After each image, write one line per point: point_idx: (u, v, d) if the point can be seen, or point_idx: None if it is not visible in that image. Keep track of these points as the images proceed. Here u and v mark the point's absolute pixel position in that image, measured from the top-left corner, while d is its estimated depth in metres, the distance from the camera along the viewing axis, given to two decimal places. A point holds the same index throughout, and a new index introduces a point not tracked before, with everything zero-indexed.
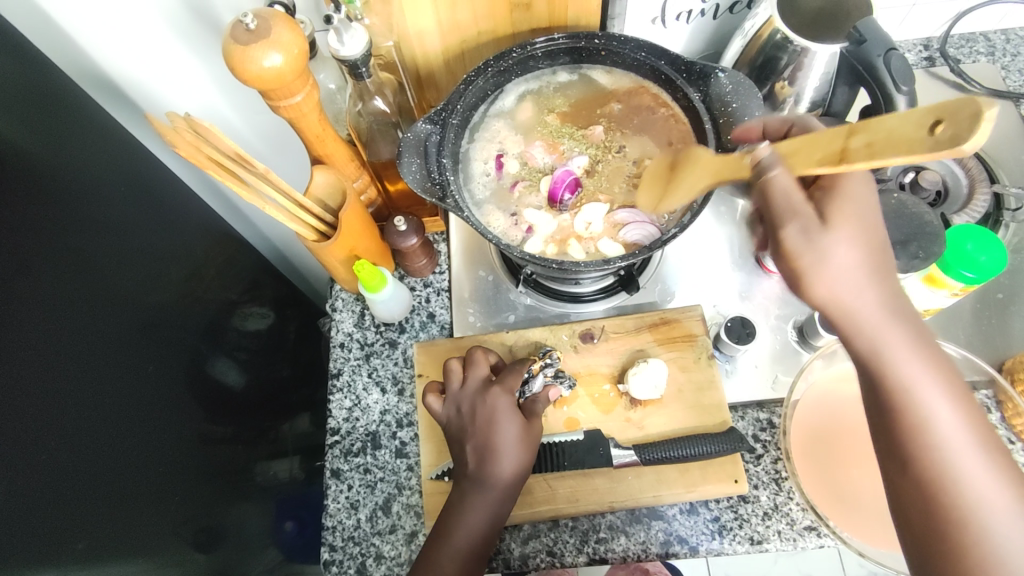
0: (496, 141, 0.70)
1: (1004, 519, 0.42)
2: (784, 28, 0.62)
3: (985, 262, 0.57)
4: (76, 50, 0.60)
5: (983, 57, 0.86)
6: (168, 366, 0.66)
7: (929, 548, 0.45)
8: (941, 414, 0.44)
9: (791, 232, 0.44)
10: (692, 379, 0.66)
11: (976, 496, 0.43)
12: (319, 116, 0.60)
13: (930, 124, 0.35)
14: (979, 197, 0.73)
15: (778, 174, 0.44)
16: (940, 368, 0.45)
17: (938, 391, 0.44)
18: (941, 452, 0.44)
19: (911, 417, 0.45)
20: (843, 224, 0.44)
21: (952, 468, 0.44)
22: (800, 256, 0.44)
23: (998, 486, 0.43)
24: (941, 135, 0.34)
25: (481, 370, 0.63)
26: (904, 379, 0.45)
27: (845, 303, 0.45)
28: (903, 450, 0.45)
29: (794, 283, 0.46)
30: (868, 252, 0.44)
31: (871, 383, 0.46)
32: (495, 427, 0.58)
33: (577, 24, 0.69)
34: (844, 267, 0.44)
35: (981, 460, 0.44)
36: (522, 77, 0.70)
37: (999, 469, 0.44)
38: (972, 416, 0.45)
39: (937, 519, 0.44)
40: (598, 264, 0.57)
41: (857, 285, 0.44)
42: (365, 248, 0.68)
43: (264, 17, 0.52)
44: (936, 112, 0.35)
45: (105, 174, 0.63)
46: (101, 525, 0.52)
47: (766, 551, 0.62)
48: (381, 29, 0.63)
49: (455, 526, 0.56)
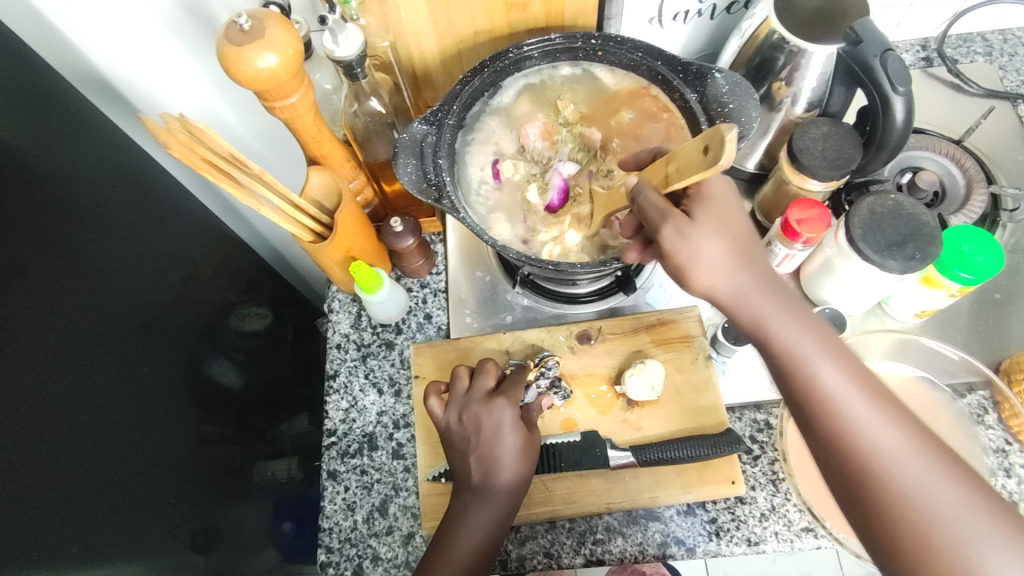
0: (493, 143, 0.69)
1: (904, 459, 0.43)
2: (779, 29, 0.62)
3: (982, 263, 0.58)
4: (74, 54, 0.60)
5: (980, 57, 0.86)
6: (164, 367, 0.65)
7: (852, 501, 0.44)
8: (823, 368, 0.46)
9: (666, 235, 0.49)
10: (689, 380, 0.66)
11: (875, 443, 0.43)
12: (315, 116, 0.60)
13: (702, 151, 0.46)
14: (976, 198, 0.73)
15: (644, 190, 0.50)
16: (815, 330, 0.47)
17: (818, 350, 0.46)
18: (833, 404, 0.45)
19: (800, 377, 0.46)
20: (706, 220, 0.50)
21: (845, 417, 0.44)
22: (676, 253, 0.49)
23: (894, 429, 0.44)
24: (709, 155, 0.45)
25: (489, 379, 0.62)
26: (784, 343, 0.47)
27: (722, 284, 0.49)
28: (801, 410, 0.46)
29: (679, 277, 0.50)
30: (731, 244, 0.49)
31: (763, 350, 0.49)
32: (496, 431, 0.58)
33: (574, 25, 0.69)
34: (710, 249, 0.49)
35: (870, 407, 0.44)
36: (521, 72, 0.69)
37: (891, 414, 0.44)
38: (857, 368, 0.46)
39: (845, 471, 0.44)
40: (595, 265, 0.57)
41: (725, 263, 0.49)
42: (361, 248, 0.68)
43: (258, 18, 0.52)
44: (705, 141, 0.46)
45: (100, 174, 0.62)
46: (94, 527, 0.52)
47: (763, 552, 0.62)
48: (377, 29, 0.63)
49: (456, 530, 0.56)
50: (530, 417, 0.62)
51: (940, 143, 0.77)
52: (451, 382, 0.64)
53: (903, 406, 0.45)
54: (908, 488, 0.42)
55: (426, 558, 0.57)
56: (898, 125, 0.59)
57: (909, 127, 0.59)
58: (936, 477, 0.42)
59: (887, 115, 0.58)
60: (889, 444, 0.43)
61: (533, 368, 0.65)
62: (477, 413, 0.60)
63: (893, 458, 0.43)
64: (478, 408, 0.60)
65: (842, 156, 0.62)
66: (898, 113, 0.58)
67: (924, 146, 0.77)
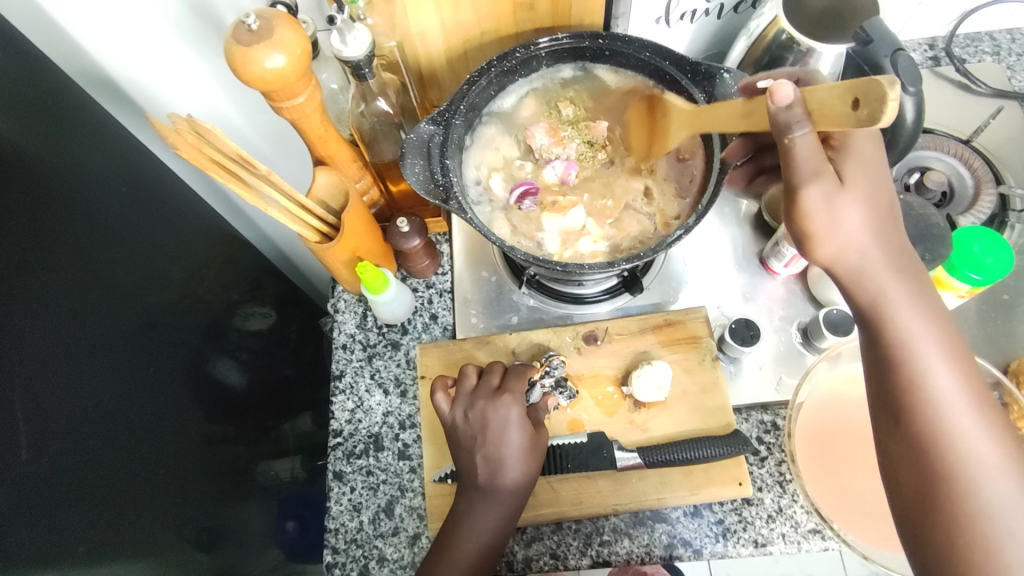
0: (493, 148, 0.70)
1: (997, 475, 0.44)
2: (789, 28, 0.61)
3: (991, 264, 0.57)
4: (76, 54, 0.60)
5: (988, 57, 0.85)
6: (168, 367, 0.65)
7: (922, 497, 0.46)
8: (937, 367, 0.46)
9: (812, 193, 0.44)
10: (696, 381, 0.66)
11: (970, 452, 0.45)
12: (322, 116, 0.60)
13: (849, 104, 0.38)
14: (984, 198, 0.73)
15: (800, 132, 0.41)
16: (939, 328, 0.47)
17: (936, 349, 0.46)
18: (936, 402, 0.46)
19: (908, 369, 0.46)
20: (858, 185, 0.46)
21: (947, 418, 0.45)
22: (817, 217, 0.45)
23: (992, 444, 0.45)
24: (858, 114, 0.37)
25: (496, 377, 0.62)
26: (904, 331, 0.47)
27: (851, 260, 0.47)
28: (902, 402, 0.47)
29: (803, 244, 0.48)
30: (876, 213, 0.46)
31: (872, 335, 0.48)
32: (504, 432, 0.58)
33: (582, 25, 0.69)
34: (857, 218, 0.45)
35: (976, 417, 0.45)
36: (527, 77, 0.70)
37: (991, 429, 0.45)
38: (970, 375, 0.46)
39: (932, 470, 0.45)
40: (604, 265, 0.57)
41: (869, 236, 0.46)
42: (367, 248, 0.67)
43: (266, 18, 0.51)
44: (851, 90, 0.38)
45: (105, 174, 0.62)
46: (100, 527, 0.52)
47: (770, 554, 0.62)
48: (384, 29, 0.63)
49: (462, 530, 0.56)
50: (536, 417, 0.62)
51: (947, 143, 0.77)
52: (458, 379, 0.64)
53: (1002, 424, 0.46)
54: (991, 501, 0.44)
55: (430, 557, 0.57)
56: (908, 125, 0.59)
57: (919, 126, 0.59)
58: (1015, 496, 0.44)
59: (897, 115, 0.58)
60: (983, 457, 0.44)
61: (539, 366, 0.65)
62: (484, 415, 0.59)
63: (984, 471, 0.44)
64: (485, 406, 0.60)
65: None
66: (909, 114, 0.58)
67: (934, 147, 0.77)
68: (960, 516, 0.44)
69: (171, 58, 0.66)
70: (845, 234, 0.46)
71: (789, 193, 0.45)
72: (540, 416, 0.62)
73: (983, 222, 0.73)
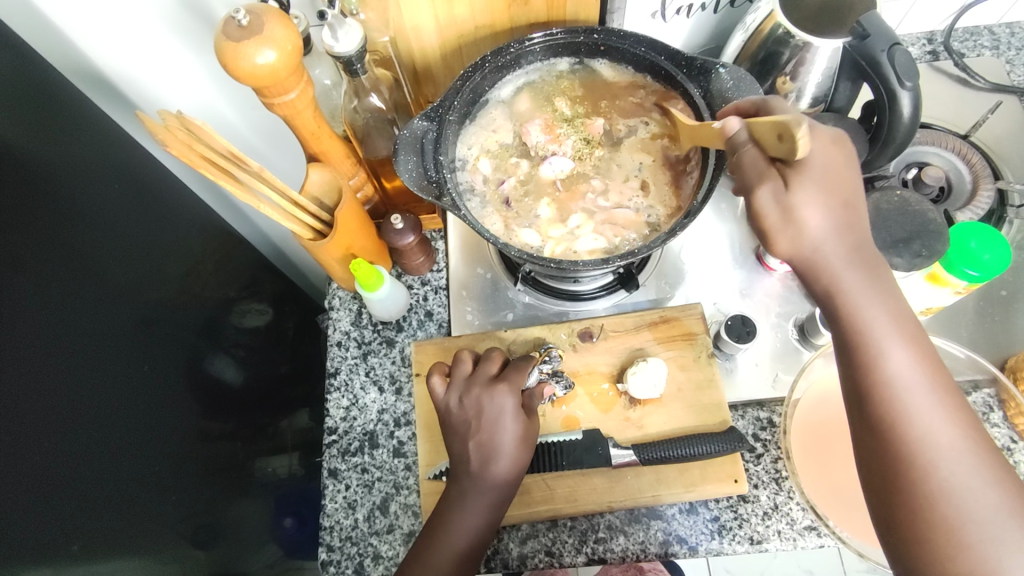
0: (491, 129, 0.69)
1: (952, 457, 0.43)
2: (785, 22, 0.61)
3: (988, 260, 0.56)
4: (69, 51, 0.59)
5: (987, 51, 0.85)
6: (165, 364, 0.65)
7: (886, 485, 0.45)
8: (894, 352, 0.45)
9: (763, 196, 0.46)
10: (692, 377, 0.66)
11: (925, 435, 0.44)
12: (314, 112, 0.59)
13: (775, 136, 0.44)
14: (983, 193, 0.73)
15: (744, 150, 0.47)
16: (896, 312, 0.46)
17: (894, 333, 0.45)
18: (891, 387, 0.45)
19: (863, 356, 0.46)
20: (808, 181, 0.45)
21: (902, 402, 0.44)
22: (768, 216, 0.47)
23: (948, 425, 0.44)
24: (783, 146, 0.43)
25: (494, 364, 0.62)
26: (859, 318, 0.46)
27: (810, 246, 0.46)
28: (858, 387, 0.46)
29: (764, 240, 0.48)
30: (833, 205, 0.46)
31: (832, 324, 0.48)
32: (498, 430, 0.58)
33: (577, 19, 0.68)
34: (810, 211, 0.45)
35: (931, 400, 0.44)
36: (523, 69, 0.69)
37: (950, 410, 0.44)
38: (928, 359, 0.45)
39: (886, 453, 0.44)
40: (598, 263, 0.56)
41: (824, 225, 0.46)
42: (362, 245, 0.67)
43: (257, 12, 0.51)
44: (774, 125, 0.43)
45: (99, 170, 0.61)
46: (97, 524, 0.52)
47: (765, 551, 0.62)
48: (377, 24, 0.62)
49: (444, 527, 0.56)
50: (529, 403, 0.62)
51: (946, 138, 0.76)
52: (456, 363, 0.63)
53: (962, 406, 0.45)
54: (947, 486, 0.43)
55: (414, 551, 0.56)
56: (905, 120, 0.59)
57: (916, 122, 0.59)
58: (977, 480, 0.42)
59: (894, 109, 0.58)
60: (939, 440, 0.43)
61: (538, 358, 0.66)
62: (479, 409, 0.59)
63: (939, 454, 0.43)
64: (481, 395, 0.59)
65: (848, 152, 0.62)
66: (905, 108, 0.58)
67: (931, 142, 0.76)
68: (925, 504, 0.43)
69: (165, 54, 0.66)
70: (800, 228, 0.46)
71: (746, 196, 0.48)
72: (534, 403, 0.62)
73: (981, 218, 0.73)
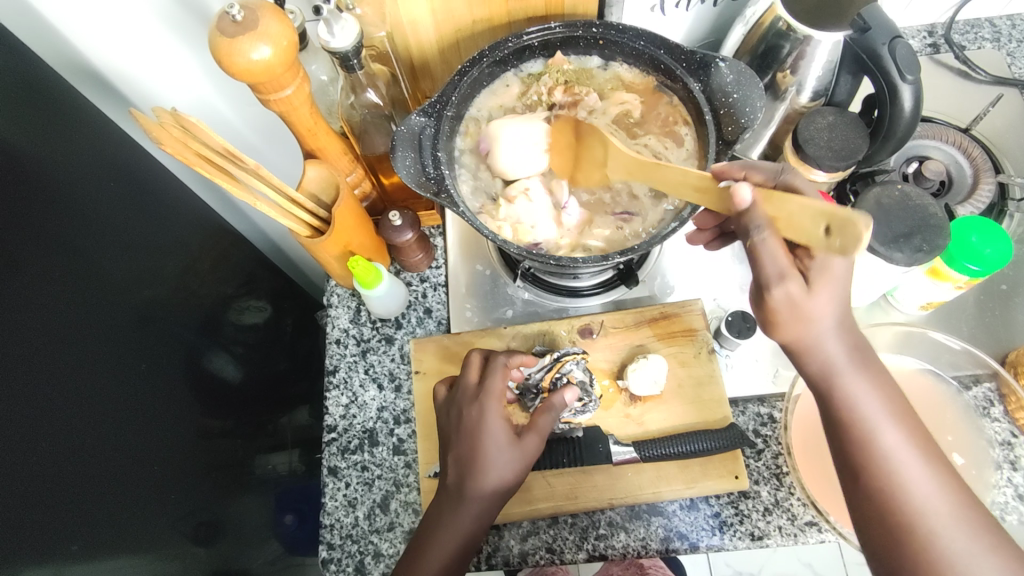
0: (505, 95, 0.69)
1: (951, 523, 0.45)
2: (785, 16, 0.60)
3: (989, 255, 0.56)
4: (64, 48, 0.58)
5: (988, 43, 0.84)
6: (164, 363, 0.65)
7: (891, 555, 0.46)
8: (886, 429, 0.47)
9: (777, 294, 0.46)
10: (692, 374, 0.65)
11: (926, 504, 0.45)
12: (310, 108, 0.59)
13: (822, 229, 0.40)
14: (983, 187, 0.73)
15: (760, 236, 0.45)
16: (884, 389, 0.48)
17: (882, 408, 0.48)
18: (888, 462, 0.46)
19: (858, 432, 0.47)
20: (824, 288, 0.46)
21: (900, 474, 0.46)
22: (781, 311, 0.47)
23: (944, 494, 0.46)
24: (831, 243, 0.39)
25: (473, 375, 0.60)
26: (851, 399, 0.48)
27: (811, 336, 0.48)
28: (853, 463, 0.48)
29: (768, 323, 0.49)
30: (844, 298, 0.47)
31: (824, 403, 0.50)
32: (492, 438, 0.55)
33: (575, 14, 0.67)
34: (822, 308, 0.46)
35: (924, 470, 0.46)
36: (523, 65, 0.68)
37: (943, 476, 0.46)
38: (915, 431, 0.48)
39: (889, 524, 0.46)
40: (598, 260, 0.56)
41: (832, 312, 0.47)
42: (359, 243, 0.67)
43: (252, 8, 0.50)
44: (826, 216, 0.40)
45: (96, 169, 0.61)
46: (96, 525, 0.51)
47: (766, 546, 0.62)
48: (373, 19, 0.62)
49: (435, 536, 0.55)
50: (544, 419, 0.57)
51: (946, 132, 0.76)
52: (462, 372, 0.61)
53: (951, 471, 0.47)
54: (951, 551, 0.44)
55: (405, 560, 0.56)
56: (907, 114, 0.59)
57: (917, 115, 0.59)
58: (973, 543, 0.44)
59: (895, 102, 0.58)
60: (938, 507, 0.45)
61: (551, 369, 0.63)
62: (473, 417, 0.56)
63: (941, 521, 0.45)
64: (463, 404, 0.58)
65: (848, 147, 0.61)
66: (907, 101, 0.58)
67: (931, 136, 0.77)
68: (932, 566, 0.44)
69: (160, 50, 0.65)
70: (811, 323, 0.47)
71: (759, 288, 0.47)
72: (550, 421, 0.57)
73: (981, 212, 0.72)
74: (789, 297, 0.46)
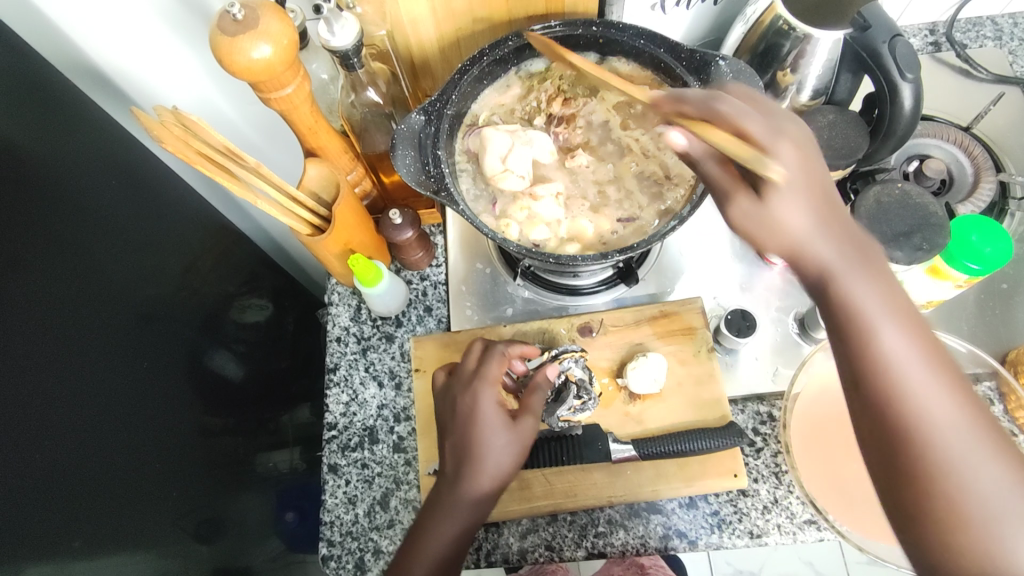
0: (506, 95, 0.69)
1: (954, 432, 0.40)
2: (785, 14, 0.60)
3: (989, 254, 0.56)
4: (65, 47, 0.59)
5: (990, 42, 0.84)
6: (166, 360, 0.65)
7: (885, 467, 0.42)
8: (886, 331, 0.42)
9: (739, 214, 0.46)
10: (691, 372, 0.66)
11: (929, 410, 0.41)
12: (311, 107, 0.59)
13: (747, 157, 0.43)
14: (984, 186, 0.73)
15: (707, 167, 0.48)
16: (887, 291, 0.43)
17: (884, 309, 0.42)
18: (887, 367, 0.42)
19: (854, 338, 0.43)
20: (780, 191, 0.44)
21: (900, 381, 0.41)
22: (750, 226, 0.45)
23: (947, 399, 0.41)
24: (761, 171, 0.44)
25: (473, 358, 0.60)
26: (849, 301, 0.43)
27: (788, 240, 0.44)
28: (850, 370, 0.43)
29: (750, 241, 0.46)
30: (817, 203, 0.44)
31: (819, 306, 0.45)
32: (489, 432, 0.55)
33: (576, 12, 0.67)
34: (790, 214, 0.44)
35: (928, 373, 0.41)
36: (524, 64, 0.68)
37: (949, 383, 0.41)
38: (920, 334, 0.42)
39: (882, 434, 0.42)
40: (597, 257, 0.56)
41: (801, 214, 0.44)
42: (360, 241, 0.67)
43: (253, 7, 0.51)
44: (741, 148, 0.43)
45: (97, 167, 0.61)
46: (97, 522, 0.52)
47: (765, 544, 0.62)
48: (373, 18, 0.63)
49: (429, 528, 0.55)
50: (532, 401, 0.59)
51: (947, 131, 0.76)
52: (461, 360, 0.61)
53: (959, 378, 0.42)
54: (950, 459, 0.40)
55: (400, 556, 0.55)
56: (907, 112, 0.59)
57: (917, 114, 0.59)
58: (976, 450, 0.40)
59: (895, 101, 0.58)
60: (940, 413, 0.41)
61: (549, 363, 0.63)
62: (468, 407, 0.56)
63: (941, 428, 0.41)
64: (456, 391, 0.58)
65: (849, 145, 0.61)
66: (907, 100, 0.58)
67: (931, 134, 0.77)
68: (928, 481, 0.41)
69: (162, 50, 0.66)
70: (779, 227, 0.44)
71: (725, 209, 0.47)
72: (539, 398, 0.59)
73: (982, 211, 0.72)
74: (753, 215, 0.45)
